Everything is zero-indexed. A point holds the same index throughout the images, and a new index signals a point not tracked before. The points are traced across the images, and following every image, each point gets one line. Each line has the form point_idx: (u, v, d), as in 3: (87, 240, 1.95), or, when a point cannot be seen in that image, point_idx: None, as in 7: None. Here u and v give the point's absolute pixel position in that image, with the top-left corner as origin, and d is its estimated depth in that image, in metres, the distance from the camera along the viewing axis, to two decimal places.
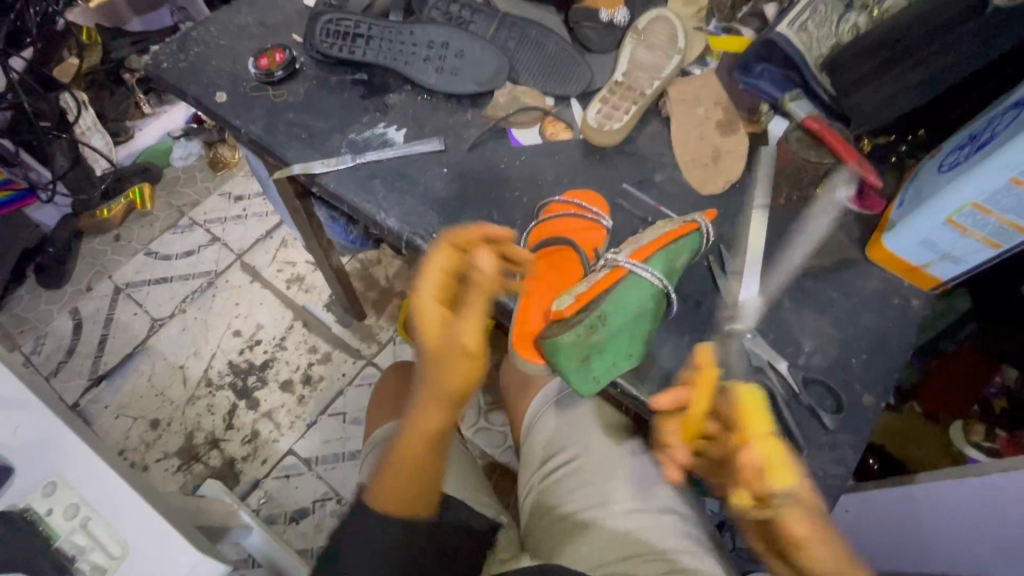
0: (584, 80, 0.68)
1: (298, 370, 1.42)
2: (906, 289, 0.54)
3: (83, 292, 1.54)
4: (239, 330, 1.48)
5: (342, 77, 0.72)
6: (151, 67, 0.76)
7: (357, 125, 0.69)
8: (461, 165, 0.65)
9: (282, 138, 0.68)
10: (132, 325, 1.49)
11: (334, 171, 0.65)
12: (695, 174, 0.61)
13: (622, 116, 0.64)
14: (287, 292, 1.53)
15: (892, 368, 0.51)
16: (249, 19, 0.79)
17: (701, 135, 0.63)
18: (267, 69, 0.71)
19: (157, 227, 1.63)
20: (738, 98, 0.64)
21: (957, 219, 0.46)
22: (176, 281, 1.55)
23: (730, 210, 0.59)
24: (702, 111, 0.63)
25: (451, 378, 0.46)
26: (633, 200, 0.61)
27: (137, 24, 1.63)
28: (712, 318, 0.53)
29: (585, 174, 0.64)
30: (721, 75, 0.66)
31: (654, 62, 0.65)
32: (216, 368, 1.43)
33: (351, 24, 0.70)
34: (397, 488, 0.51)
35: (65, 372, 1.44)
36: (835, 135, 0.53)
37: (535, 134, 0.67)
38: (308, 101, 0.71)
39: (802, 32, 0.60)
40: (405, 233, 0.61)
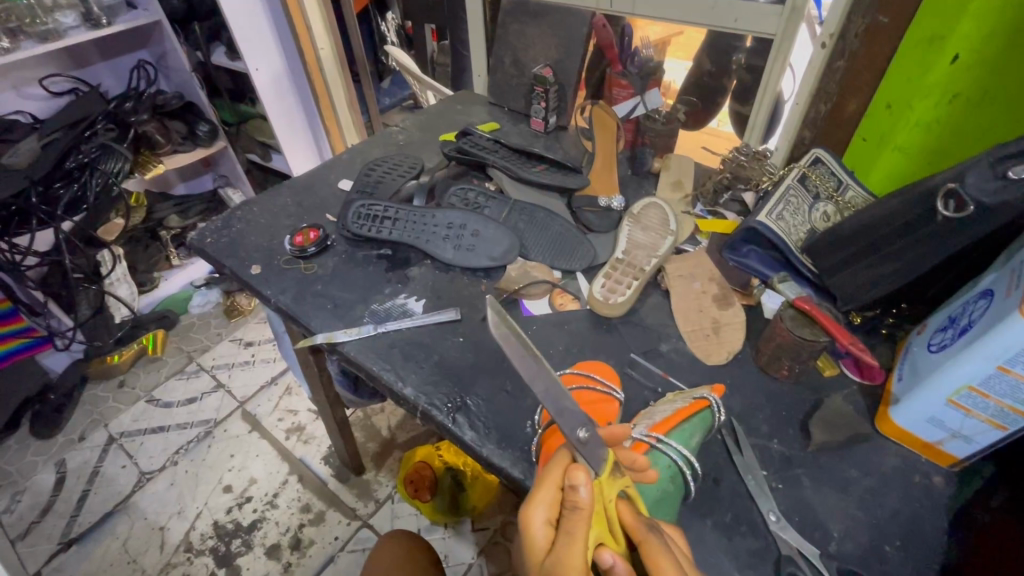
0: (587, 257, 0.76)
1: (287, 532, 1.32)
2: (924, 465, 0.54)
3: (74, 442, 1.51)
4: (230, 485, 1.41)
5: (369, 252, 0.80)
6: (195, 241, 0.84)
7: (380, 296, 0.74)
8: (475, 334, 0.69)
9: (308, 308, 0.73)
10: (118, 479, 1.43)
11: (355, 339, 0.69)
12: (698, 345, 0.65)
13: (624, 290, 0.70)
14: (285, 443, 1.49)
15: (931, 560, 0.48)
16: (289, 201, 0.91)
17: (701, 307, 0.68)
18: (301, 246, 0.80)
19: (164, 372, 1.68)
20: (729, 273, 0.72)
21: (958, 399, 0.48)
22: (173, 430, 1.53)
23: (736, 381, 0.62)
24: (698, 285, 0.70)
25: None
26: (641, 369, 0.63)
27: (181, 188, 1.97)
28: (732, 498, 0.52)
29: (593, 343, 0.67)
30: (713, 254, 0.74)
31: (651, 242, 0.75)
32: (199, 531, 1.33)
33: (380, 209, 0.81)
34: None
35: (34, 534, 1.33)
36: (825, 315, 0.58)
37: (545, 305, 0.72)
38: (336, 274, 0.78)
39: (780, 220, 0.70)
40: (421, 402, 0.62)
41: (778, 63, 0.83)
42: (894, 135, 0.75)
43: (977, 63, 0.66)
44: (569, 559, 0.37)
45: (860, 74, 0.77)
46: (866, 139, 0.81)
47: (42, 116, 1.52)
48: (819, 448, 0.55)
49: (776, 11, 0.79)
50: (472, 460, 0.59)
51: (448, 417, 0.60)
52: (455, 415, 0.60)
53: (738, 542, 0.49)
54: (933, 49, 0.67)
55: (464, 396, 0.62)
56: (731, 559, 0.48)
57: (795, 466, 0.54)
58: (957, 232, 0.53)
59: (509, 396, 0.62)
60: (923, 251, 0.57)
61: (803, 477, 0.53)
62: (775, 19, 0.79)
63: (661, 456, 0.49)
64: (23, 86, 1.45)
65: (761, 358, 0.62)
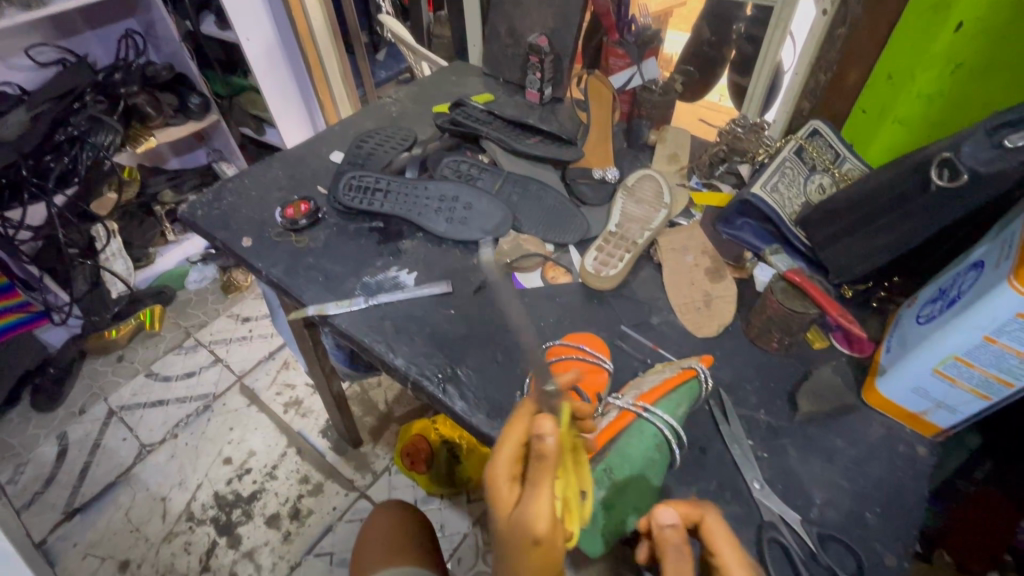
0: (580, 230, 0.75)
1: (286, 503, 1.34)
2: (909, 435, 0.55)
3: (75, 415, 1.52)
4: (230, 458, 1.43)
5: (360, 225, 0.80)
6: (186, 213, 0.83)
7: (372, 269, 0.74)
8: (466, 307, 0.69)
9: (300, 281, 0.73)
10: (119, 451, 1.45)
11: (346, 312, 0.69)
12: (689, 318, 0.65)
13: (617, 263, 0.69)
14: (283, 416, 1.51)
15: (910, 526, 0.49)
16: (280, 173, 0.90)
17: (693, 280, 0.68)
18: (292, 218, 0.79)
19: (162, 347, 1.69)
20: (722, 246, 0.71)
21: (943, 369, 0.48)
22: (173, 404, 1.55)
23: (726, 352, 0.62)
24: (690, 258, 0.70)
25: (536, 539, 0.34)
26: (632, 341, 0.64)
27: (175, 162, 1.94)
28: (718, 466, 0.52)
29: (584, 316, 0.67)
30: (706, 227, 0.74)
31: (644, 215, 0.74)
32: (200, 501, 1.35)
33: (371, 180, 0.80)
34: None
35: (39, 504, 1.36)
36: (815, 287, 0.58)
37: (537, 278, 0.72)
38: (327, 247, 0.77)
39: (775, 193, 0.69)
40: (412, 372, 0.62)
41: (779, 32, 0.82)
42: (893, 108, 0.73)
43: (981, 33, 0.64)
44: (536, 514, 0.34)
45: (862, 42, 0.75)
46: (865, 112, 0.79)
47: (29, 88, 1.48)
48: (806, 419, 0.56)
49: None
50: (463, 429, 0.60)
51: (439, 387, 0.60)
52: (446, 386, 0.61)
53: (721, 509, 0.50)
54: (937, 19, 0.65)
55: (454, 368, 0.62)
56: None
57: (781, 436, 0.54)
58: (951, 204, 0.53)
59: (500, 368, 0.63)
60: (916, 222, 0.56)
61: (789, 446, 0.54)
62: None
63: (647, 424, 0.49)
64: (9, 56, 1.42)
65: (751, 330, 0.62)
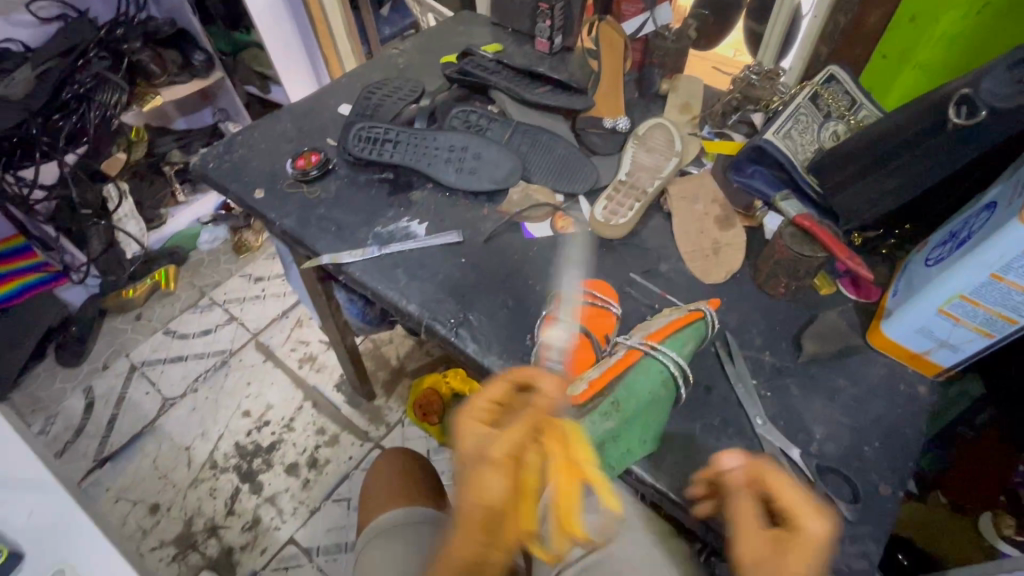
0: (590, 180, 0.75)
1: (304, 452, 1.40)
2: (911, 375, 0.56)
3: (99, 370, 1.58)
4: (249, 411, 1.48)
5: (370, 176, 0.80)
6: (198, 166, 0.84)
7: (383, 220, 0.75)
8: (477, 255, 0.70)
9: (313, 231, 0.74)
10: (143, 404, 1.51)
11: (360, 261, 0.70)
12: (697, 265, 0.66)
13: (627, 212, 0.70)
14: (298, 371, 1.55)
15: (906, 459, 0.51)
16: (289, 126, 0.90)
17: (702, 229, 0.69)
18: (303, 169, 0.79)
19: (178, 306, 1.73)
20: (733, 194, 0.71)
21: (948, 308, 0.49)
22: (192, 360, 1.60)
23: (733, 298, 0.63)
24: (700, 207, 0.70)
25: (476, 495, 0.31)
26: (640, 288, 0.65)
27: (181, 122, 1.92)
28: (722, 404, 0.54)
29: (593, 264, 0.68)
30: (717, 175, 0.73)
31: (654, 165, 0.74)
32: (222, 451, 1.41)
33: (380, 131, 0.80)
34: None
35: (71, 453, 1.43)
36: (825, 230, 0.57)
37: (546, 228, 0.72)
38: (338, 198, 0.78)
39: (788, 139, 0.68)
40: (425, 318, 0.64)
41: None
42: (917, 50, 0.71)
43: None
44: (493, 451, 0.32)
45: None
46: (885, 57, 0.77)
47: (34, 45, 1.48)
48: (811, 359, 0.57)
49: None
50: (476, 371, 0.62)
51: (452, 331, 0.62)
52: (458, 329, 0.63)
53: (724, 443, 0.52)
54: None
55: (465, 314, 0.64)
56: (718, 459, 0.51)
57: (784, 376, 0.56)
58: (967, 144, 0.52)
59: (510, 313, 0.64)
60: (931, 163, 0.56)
61: (792, 386, 0.55)
62: None
63: (654, 360, 0.50)
64: (12, 12, 1.39)
65: (759, 277, 0.63)
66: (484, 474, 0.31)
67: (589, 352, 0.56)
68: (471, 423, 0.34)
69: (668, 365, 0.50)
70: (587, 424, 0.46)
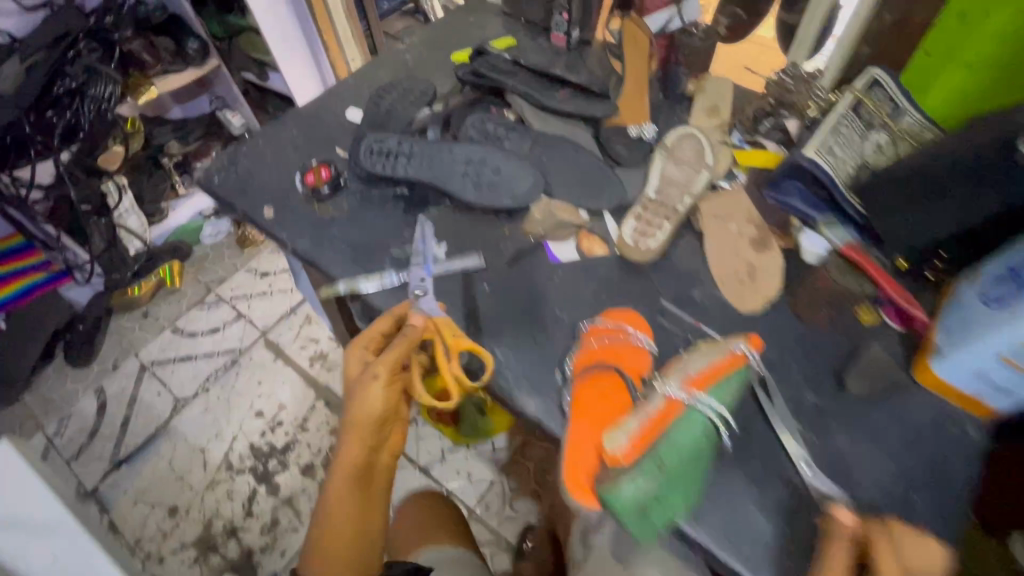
0: (616, 195, 0.71)
1: (319, 453, 1.40)
2: (959, 415, 0.54)
3: (109, 371, 1.58)
4: (261, 411, 1.48)
5: (383, 191, 0.76)
6: (203, 181, 0.81)
7: (400, 241, 0.72)
8: (500, 281, 0.67)
9: (327, 254, 0.71)
10: (155, 405, 1.51)
11: (379, 289, 0.67)
12: (732, 291, 0.63)
13: (656, 234, 0.66)
14: (310, 370, 1.54)
15: (956, 508, 0.49)
16: (295, 133, 0.86)
17: (736, 251, 0.65)
18: (314, 186, 0.76)
19: (185, 303, 1.71)
20: (767, 211, 0.68)
21: (1011, 358, 0.46)
22: (201, 359, 1.59)
23: (771, 328, 0.60)
24: (734, 227, 0.66)
25: (373, 393, 0.60)
26: (673, 318, 0.62)
27: (177, 111, 1.86)
28: (763, 450, 0.52)
29: (622, 290, 0.65)
30: (751, 191, 0.70)
31: (684, 179, 0.70)
32: (237, 452, 1.42)
33: (393, 144, 0.76)
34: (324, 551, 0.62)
35: (87, 455, 1.44)
36: (873, 264, 0.60)
37: (571, 250, 0.69)
38: (351, 216, 0.74)
39: (830, 155, 0.64)
40: (449, 352, 0.61)
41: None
42: (966, 47, 0.65)
43: None
44: (380, 369, 0.60)
45: None
46: (929, 55, 0.71)
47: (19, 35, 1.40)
48: (854, 399, 0.55)
49: None
50: (503, 408, 0.60)
51: (477, 366, 0.60)
52: (483, 364, 0.60)
53: (767, 491, 0.50)
54: None
55: (489, 346, 0.62)
56: (761, 509, 0.49)
57: (827, 417, 0.54)
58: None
59: (537, 347, 0.61)
60: None
61: (836, 428, 0.53)
62: None
63: (699, 412, 0.49)
64: None
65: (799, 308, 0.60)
66: (373, 380, 0.60)
67: (625, 398, 0.53)
68: (361, 350, 0.62)
69: (710, 410, 0.49)
70: (628, 485, 0.44)
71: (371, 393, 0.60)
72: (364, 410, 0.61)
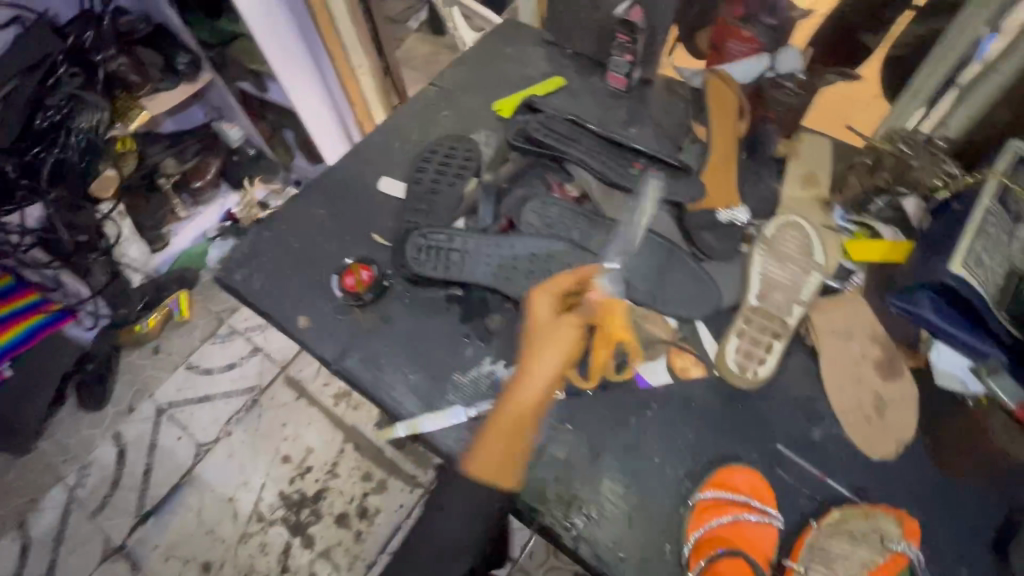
0: (713, 299, 0.61)
1: (352, 501, 1.29)
2: None
3: (124, 414, 1.43)
4: (288, 455, 1.36)
5: (434, 293, 0.66)
6: (223, 279, 0.71)
7: (462, 361, 0.63)
8: (585, 416, 0.58)
9: (380, 379, 0.63)
10: (176, 452, 1.38)
11: (443, 428, 0.59)
12: (861, 433, 0.54)
13: (764, 357, 0.57)
14: (335, 409, 1.39)
15: None
16: (323, 213, 0.75)
17: (859, 377, 0.56)
18: (356, 293, 0.66)
19: (196, 336, 1.53)
20: (890, 323, 0.59)
21: None
22: (218, 399, 1.44)
23: (904, 481, 0.53)
24: (856, 346, 0.57)
25: (562, 340, 0.52)
26: (792, 467, 0.54)
27: (170, 123, 1.56)
28: None
29: (728, 426, 0.57)
30: (873, 300, 0.61)
31: (792, 281, 0.60)
32: (267, 501, 1.31)
33: (442, 238, 0.65)
34: (478, 453, 0.50)
35: (110, 508, 1.32)
36: None
37: (662, 371, 0.60)
38: (403, 329, 0.65)
39: (977, 267, 0.54)
40: (536, 513, 0.54)
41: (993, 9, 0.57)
42: None
43: None
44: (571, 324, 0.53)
45: None
46: None
47: None
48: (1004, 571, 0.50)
49: None
50: None
51: (571, 534, 0.53)
52: (572, 516, 0.54)
53: None
54: None
55: (581, 500, 0.54)
56: None
57: None
58: None
59: (636, 501, 0.54)
60: None
61: None
62: None
63: None
64: None
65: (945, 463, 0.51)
66: (564, 325, 0.53)
67: None
68: (545, 298, 0.55)
69: None
70: None
71: (562, 336, 0.52)
72: (547, 352, 0.52)
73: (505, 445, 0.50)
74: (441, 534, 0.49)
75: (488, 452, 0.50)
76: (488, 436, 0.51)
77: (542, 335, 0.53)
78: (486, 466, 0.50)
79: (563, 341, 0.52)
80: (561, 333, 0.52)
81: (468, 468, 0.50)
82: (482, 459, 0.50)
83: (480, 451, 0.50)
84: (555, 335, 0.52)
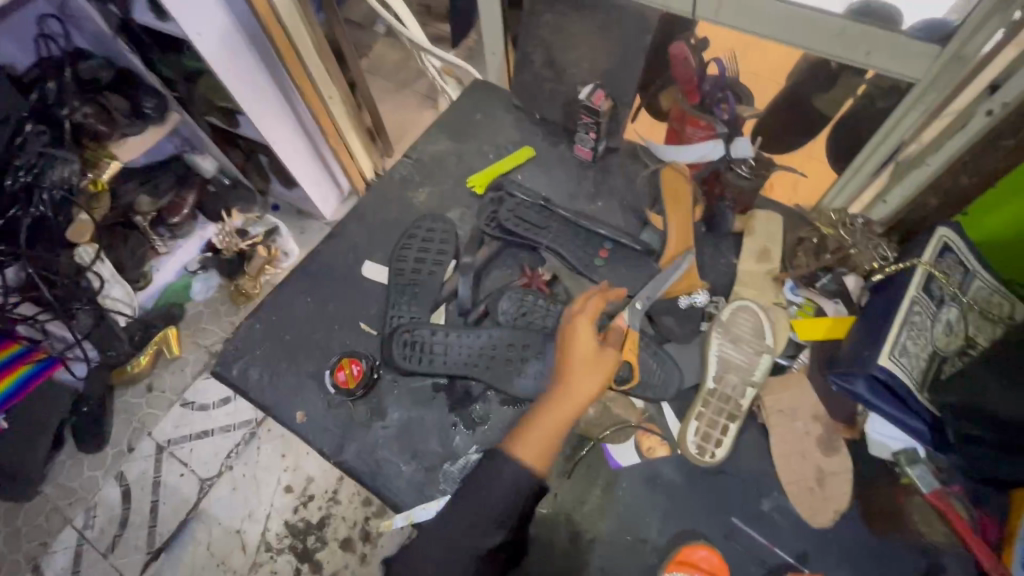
0: (675, 383, 0.67)
1: (355, 526, 1.17)
2: None
3: (126, 454, 1.25)
4: (290, 485, 1.21)
5: (422, 383, 0.72)
6: (220, 373, 0.76)
7: (451, 450, 0.69)
8: (565, 499, 0.65)
9: (376, 469, 0.69)
10: (180, 488, 1.22)
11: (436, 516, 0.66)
12: (804, 503, 0.62)
13: (719, 439, 0.64)
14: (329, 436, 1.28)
15: None
16: (310, 302, 0.79)
17: (804, 453, 0.64)
18: (347, 388, 0.71)
19: (188, 372, 1.33)
20: (833, 401, 0.66)
21: None
22: (220, 433, 1.27)
23: (841, 546, 0.61)
24: (801, 425, 0.65)
25: (602, 362, 0.63)
26: (744, 538, 0.62)
27: None
28: None
29: (690, 503, 0.64)
30: (816, 376, 0.68)
31: (746, 362, 0.67)
32: (273, 531, 1.17)
33: (426, 334, 0.70)
34: (530, 438, 0.60)
35: (121, 546, 1.18)
36: (963, 521, 0.58)
37: (632, 451, 0.67)
38: (393, 420, 0.70)
39: (904, 356, 0.63)
40: None
41: (931, 109, 0.62)
42: None
43: None
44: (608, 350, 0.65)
45: None
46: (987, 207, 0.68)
47: None
48: None
49: (931, 52, 0.57)
50: None
51: None
52: None
53: None
54: None
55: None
56: None
57: None
58: None
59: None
60: None
61: None
62: (927, 60, 0.58)
63: None
64: None
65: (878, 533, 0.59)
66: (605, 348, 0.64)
67: None
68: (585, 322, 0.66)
69: None
70: None
71: (604, 358, 0.64)
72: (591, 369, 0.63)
73: (548, 434, 0.60)
74: (482, 512, 0.57)
75: (533, 441, 0.60)
76: (537, 428, 0.61)
77: (582, 354, 0.64)
78: (534, 456, 0.60)
79: (602, 361, 0.64)
80: (599, 356, 0.64)
81: (514, 452, 0.59)
82: (531, 449, 0.60)
83: (529, 441, 0.60)
84: (597, 358, 0.64)
